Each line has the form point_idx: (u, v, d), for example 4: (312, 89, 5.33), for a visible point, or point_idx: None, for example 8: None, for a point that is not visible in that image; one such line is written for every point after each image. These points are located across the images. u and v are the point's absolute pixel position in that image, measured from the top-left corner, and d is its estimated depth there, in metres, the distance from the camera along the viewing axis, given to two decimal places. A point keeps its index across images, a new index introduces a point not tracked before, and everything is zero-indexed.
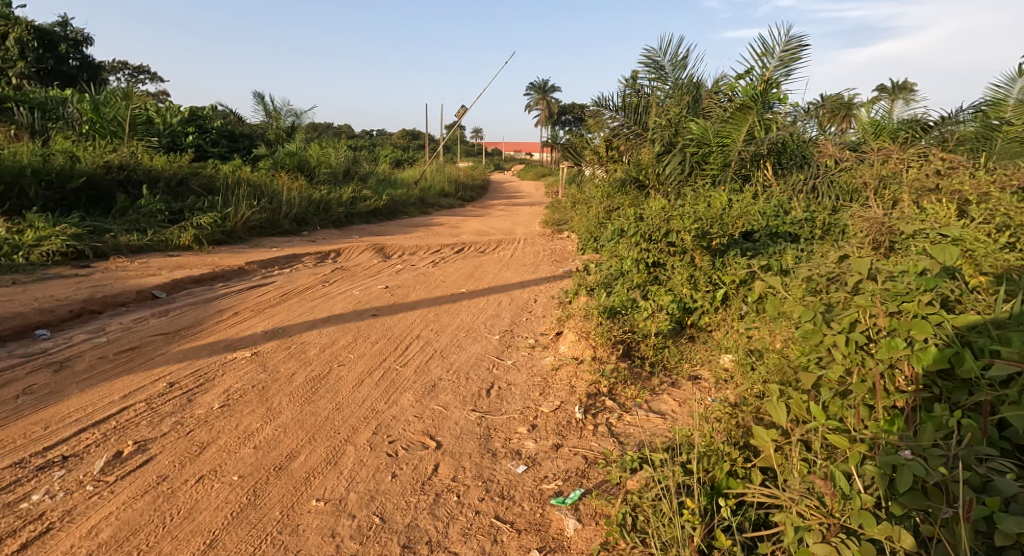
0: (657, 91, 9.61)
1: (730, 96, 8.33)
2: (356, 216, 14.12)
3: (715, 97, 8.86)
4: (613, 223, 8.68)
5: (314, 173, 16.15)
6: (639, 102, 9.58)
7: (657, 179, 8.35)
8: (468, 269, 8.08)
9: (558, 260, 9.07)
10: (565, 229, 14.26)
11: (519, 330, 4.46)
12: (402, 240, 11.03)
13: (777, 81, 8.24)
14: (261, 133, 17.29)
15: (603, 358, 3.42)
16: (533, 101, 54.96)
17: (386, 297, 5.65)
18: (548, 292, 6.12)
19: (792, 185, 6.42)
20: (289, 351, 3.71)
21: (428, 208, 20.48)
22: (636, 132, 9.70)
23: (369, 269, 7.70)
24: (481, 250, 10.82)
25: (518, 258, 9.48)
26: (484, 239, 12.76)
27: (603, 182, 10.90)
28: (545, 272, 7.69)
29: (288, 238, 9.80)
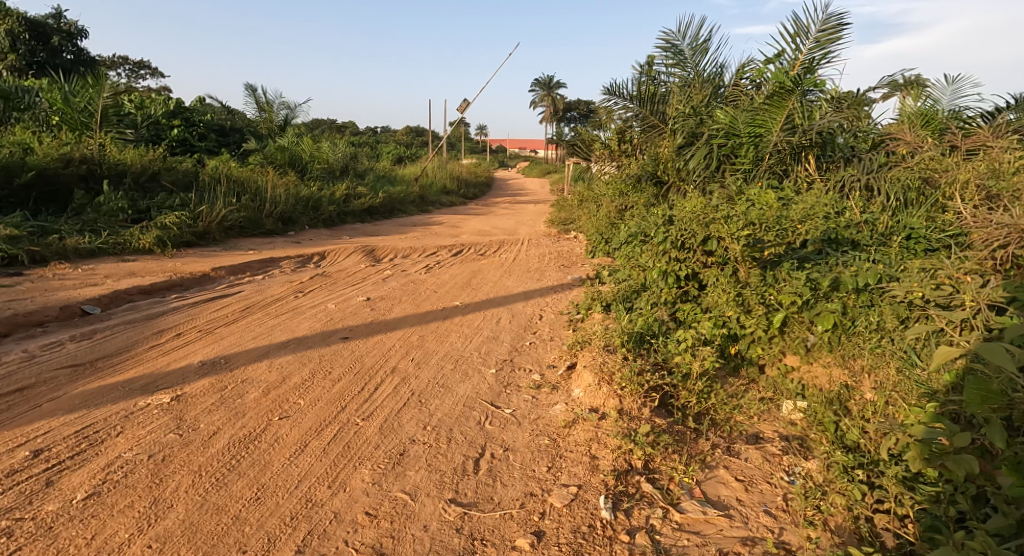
0: (675, 77, 8.79)
1: (757, 84, 7.60)
2: (349, 215, 13.31)
3: (741, 83, 8.01)
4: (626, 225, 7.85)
5: (306, 168, 15.37)
6: (656, 90, 8.72)
7: (677, 177, 7.50)
8: (465, 275, 7.24)
9: (565, 264, 8.21)
10: (573, 228, 13.44)
11: (521, 362, 3.61)
12: (397, 241, 10.21)
13: (812, 65, 7.42)
14: (253, 128, 16.49)
15: (633, 413, 2.58)
16: (538, 97, 53.98)
17: (365, 313, 4.78)
18: (555, 307, 5.25)
19: (838, 182, 5.59)
20: (222, 394, 2.85)
21: (428, 207, 19.63)
22: (652, 123, 8.89)
23: (353, 276, 6.87)
24: (481, 252, 9.97)
25: (522, 261, 8.65)
26: (486, 240, 11.96)
27: (615, 180, 10.04)
28: (551, 280, 6.84)
29: (270, 239, 9.00)
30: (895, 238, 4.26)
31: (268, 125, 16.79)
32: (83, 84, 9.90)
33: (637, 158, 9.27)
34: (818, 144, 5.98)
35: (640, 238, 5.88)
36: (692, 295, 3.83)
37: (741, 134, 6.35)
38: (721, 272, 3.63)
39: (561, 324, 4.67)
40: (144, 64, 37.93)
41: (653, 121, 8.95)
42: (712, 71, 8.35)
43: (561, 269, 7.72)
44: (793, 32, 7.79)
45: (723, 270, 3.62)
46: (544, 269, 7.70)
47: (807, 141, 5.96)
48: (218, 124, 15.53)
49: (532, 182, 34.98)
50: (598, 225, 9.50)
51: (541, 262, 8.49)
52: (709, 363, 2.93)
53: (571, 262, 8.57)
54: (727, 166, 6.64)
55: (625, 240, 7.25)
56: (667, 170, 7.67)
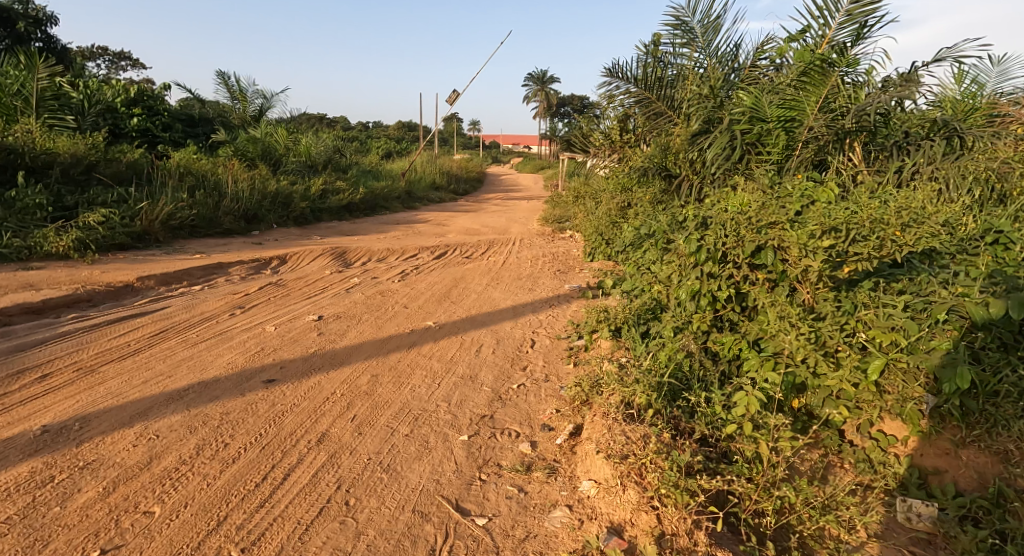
0: (682, 58, 7.81)
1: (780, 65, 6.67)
2: (325, 212, 12.26)
3: (759, 66, 7.10)
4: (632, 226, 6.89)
5: (281, 162, 14.36)
6: (662, 73, 7.77)
7: (691, 170, 6.52)
8: (445, 283, 6.23)
9: (561, 270, 7.21)
10: (568, 227, 12.48)
11: (504, 420, 2.62)
12: (374, 241, 9.21)
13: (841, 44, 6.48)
14: (225, 118, 15.49)
15: (680, 546, 1.69)
16: (531, 91, 52.90)
17: (309, 340, 3.76)
18: (552, 329, 4.24)
19: (894, 175, 4.60)
20: (37, 495, 1.85)
21: (415, 203, 18.57)
22: (656, 111, 7.96)
23: (311, 287, 5.85)
24: (467, 255, 8.94)
25: (513, 266, 7.70)
26: (474, 240, 10.98)
27: (616, 174, 9.06)
28: (545, 289, 5.85)
29: (226, 240, 7.98)
30: (991, 246, 3.28)
31: (242, 116, 15.78)
32: (18, 65, 8.89)
33: (641, 150, 8.32)
34: (869, 128, 4.97)
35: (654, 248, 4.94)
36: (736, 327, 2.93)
37: (768, 119, 5.34)
38: (778, 295, 2.71)
39: (559, 354, 3.67)
40: (128, 56, 36.76)
41: (659, 109, 7.99)
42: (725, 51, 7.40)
43: (557, 276, 6.73)
44: (820, 5, 6.83)
45: (782, 293, 2.70)
46: (537, 275, 6.71)
47: (856, 124, 4.95)
48: (187, 114, 14.53)
49: (526, 178, 33.95)
50: (598, 225, 8.54)
51: (534, 268, 7.49)
52: (786, 441, 2.02)
53: (568, 267, 7.58)
54: (753, 157, 5.66)
55: (632, 244, 6.28)
56: (679, 161, 6.68)
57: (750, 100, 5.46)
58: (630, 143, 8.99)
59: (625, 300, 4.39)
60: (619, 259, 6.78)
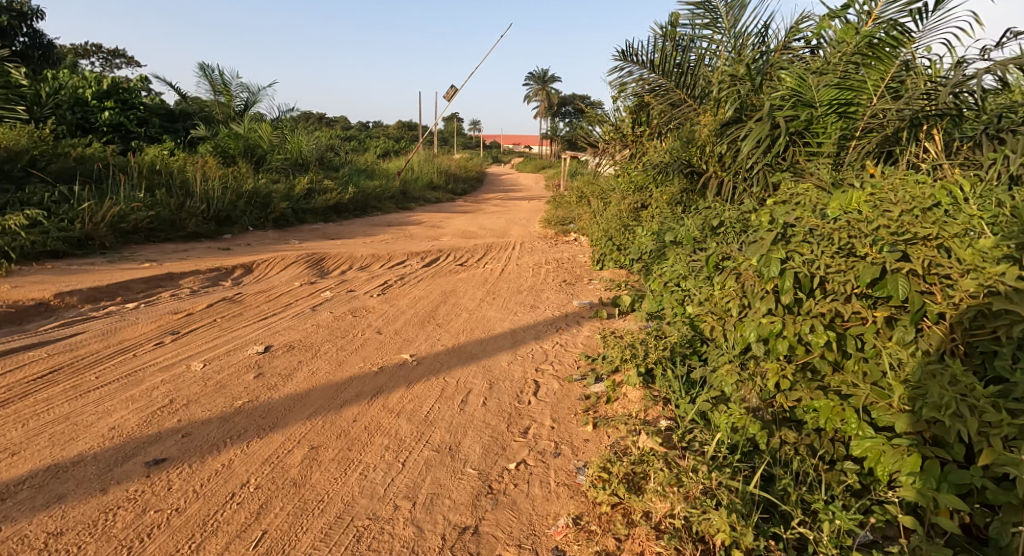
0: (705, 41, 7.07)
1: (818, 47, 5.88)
2: (310, 214, 11.38)
3: (790, 49, 6.33)
4: (649, 233, 6.04)
5: (265, 159, 13.54)
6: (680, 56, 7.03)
7: (719, 167, 5.65)
8: (431, 298, 5.33)
9: (567, 281, 6.33)
10: (572, 230, 11.58)
11: (494, 540, 1.73)
12: (357, 247, 8.34)
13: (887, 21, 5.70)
14: (207, 113, 14.76)
15: None
16: (533, 90, 52.13)
17: (241, 386, 2.83)
18: (561, 365, 3.34)
19: (991, 168, 3.64)
20: None
21: (410, 203, 17.72)
22: (675, 98, 7.21)
23: (272, 303, 4.94)
24: (462, 262, 8.05)
25: (511, 275, 6.81)
26: (470, 245, 10.09)
27: (627, 172, 8.19)
28: (549, 306, 4.97)
29: (188, 245, 7.13)
30: None
31: (225, 111, 14.99)
32: None
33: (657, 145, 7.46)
34: (955, 110, 4.03)
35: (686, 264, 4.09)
36: (823, 382, 2.11)
37: (818, 103, 4.56)
38: (901, 341, 1.96)
39: (573, 405, 2.76)
40: (122, 54, 36.14)
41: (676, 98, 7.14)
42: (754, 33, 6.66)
43: (562, 288, 5.84)
44: None
45: (908, 338, 1.95)
46: (539, 288, 5.83)
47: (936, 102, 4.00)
48: (165, 108, 13.76)
49: (527, 178, 33.12)
50: (609, 229, 7.67)
51: (535, 278, 6.61)
52: None
53: (574, 277, 6.70)
54: (798, 149, 4.78)
55: (652, 254, 5.40)
56: (705, 157, 5.83)
57: (796, 82, 4.70)
58: (643, 138, 8.12)
59: (653, 329, 3.50)
60: (636, 271, 5.89)
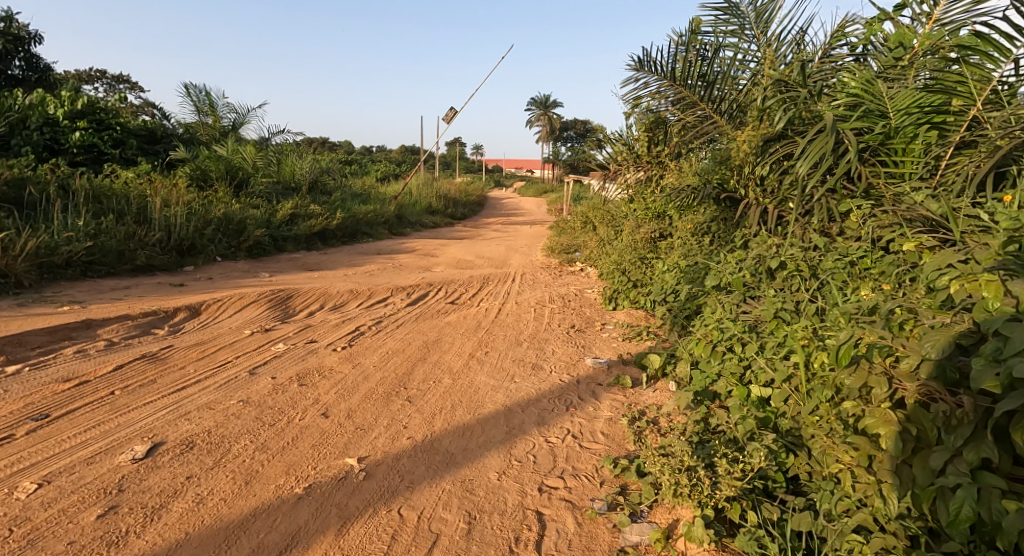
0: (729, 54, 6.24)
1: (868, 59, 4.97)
2: (292, 242, 10.46)
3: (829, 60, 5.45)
4: (679, 273, 5.08)
5: (248, 182, 12.67)
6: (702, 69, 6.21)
7: (762, 192, 4.72)
8: (410, 352, 4.32)
9: (575, 327, 5.32)
10: (577, 261, 10.60)
11: None
12: (336, 283, 7.39)
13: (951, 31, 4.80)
14: (191, 133, 14.01)
15: None
16: (535, 114, 51.86)
17: (65, 540, 1.77)
18: (577, 480, 2.32)
19: None
20: None
21: (405, 229, 16.84)
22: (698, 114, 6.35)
23: (204, 360, 3.90)
24: (453, 300, 7.07)
25: (508, 318, 5.83)
26: (465, 277, 9.13)
27: (642, 197, 7.27)
28: (554, 368, 3.96)
29: (135, 281, 6.16)
30: None
31: (210, 131, 14.22)
32: None
33: (676, 169, 6.58)
34: None
35: (749, 324, 3.14)
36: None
37: (892, 112, 3.70)
38: None
39: None
40: (122, 79, 35.84)
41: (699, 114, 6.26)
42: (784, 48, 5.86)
43: (569, 339, 4.85)
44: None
45: None
46: (542, 339, 4.83)
47: None
48: (145, 129, 13.00)
49: (529, 203, 32.30)
50: (622, 261, 6.71)
51: (538, 322, 5.61)
52: None
53: (582, 321, 5.70)
54: (869, 170, 3.82)
55: (682, 299, 4.44)
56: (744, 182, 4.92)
57: (862, 87, 3.87)
58: (660, 159, 7.22)
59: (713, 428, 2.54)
60: (663, 320, 4.91)
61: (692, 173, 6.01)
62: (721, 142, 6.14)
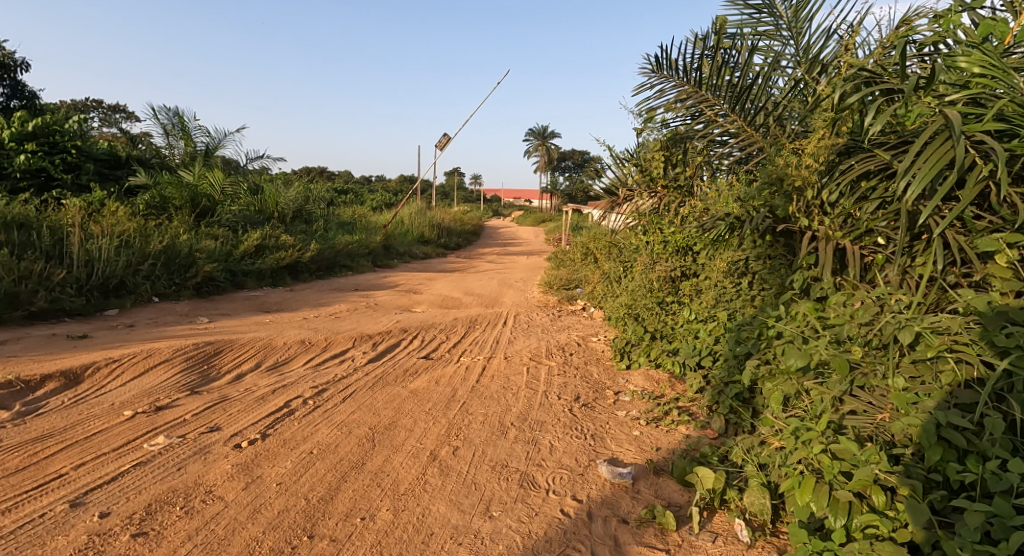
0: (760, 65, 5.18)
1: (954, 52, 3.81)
2: (254, 278, 9.24)
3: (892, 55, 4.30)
4: (727, 331, 3.85)
5: (214, 210, 11.50)
6: (732, 82, 5.18)
7: (836, 224, 3.52)
8: (346, 450, 3.03)
9: (581, 400, 4.07)
10: (577, 300, 9.36)
11: None
12: (288, 331, 6.12)
13: None
14: (159, 158, 12.91)
15: None
16: (534, 144, 51.43)
17: None
18: None
19: None
20: None
21: (391, 261, 15.62)
22: (736, 138, 5.36)
23: (20, 475, 2.57)
24: (429, 353, 5.81)
25: (495, 383, 4.56)
26: (449, 320, 7.87)
27: (657, 229, 6.09)
28: (553, 484, 2.67)
29: (21, 333, 4.89)
30: None
31: (180, 156, 13.13)
32: None
33: (702, 199, 5.47)
34: None
35: (886, 455, 1.97)
36: None
37: None
38: None
39: None
40: (118, 109, 35.24)
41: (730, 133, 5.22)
42: (832, 56, 4.79)
43: (573, 422, 3.58)
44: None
45: None
46: (536, 424, 3.54)
47: None
48: (106, 153, 11.87)
49: (527, 232, 31.22)
50: (635, 306, 5.58)
51: (530, 390, 4.33)
52: None
53: (589, 389, 4.44)
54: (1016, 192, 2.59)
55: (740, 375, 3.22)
56: (808, 210, 3.72)
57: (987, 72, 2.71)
58: (679, 184, 6.04)
59: None
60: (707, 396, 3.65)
61: (728, 200, 4.83)
62: (755, 168, 5.05)
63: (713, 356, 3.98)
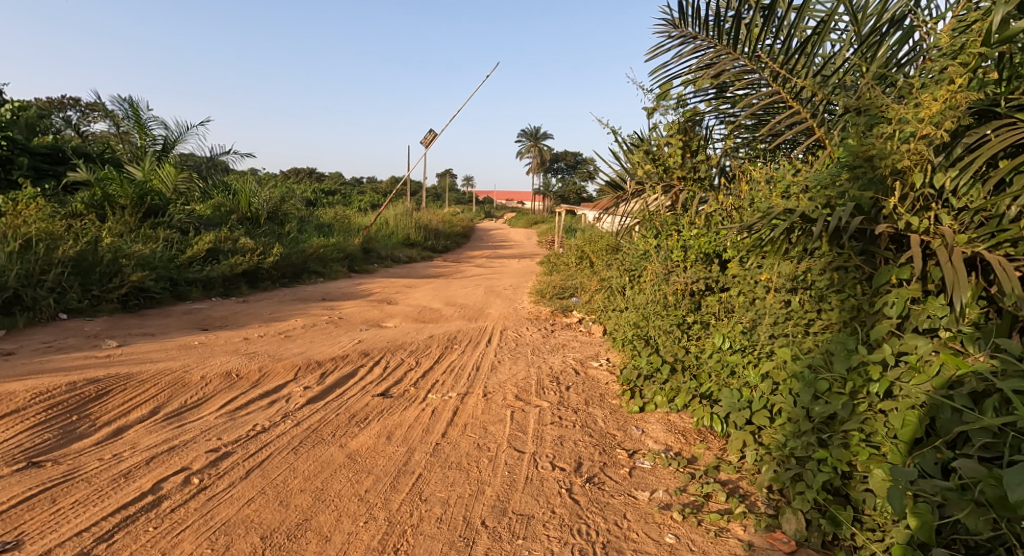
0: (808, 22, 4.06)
1: None
2: (200, 288, 8.02)
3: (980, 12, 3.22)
4: (792, 378, 2.70)
5: (162, 210, 10.16)
6: (774, 46, 4.06)
7: (964, 224, 2.40)
8: None
9: (584, 471, 2.92)
10: (572, 312, 8.22)
11: None
12: (213, 359, 4.89)
13: None
14: (107, 153, 11.66)
15: None
16: (526, 145, 50.30)
17: None
18: None
19: None
20: None
21: (371, 266, 14.39)
22: (773, 116, 4.34)
23: None
24: (389, 387, 4.64)
25: (468, 438, 3.42)
26: (422, 338, 6.67)
27: (672, 230, 5.01)
28: None
29: None
30: None
31: (130, 150, 11.88)
32: None
33: (729, 199, 4.45)
34: None
35: None
36: None
37: None
38: None
39: None
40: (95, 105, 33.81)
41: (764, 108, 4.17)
42: (907, 11, 3.66)
43: (576, 519, 2.46)
44: None
45: None
46: (522, 526, 2.39)
47: None
48: (46, 146, 10.57)
49: (520, 234, 30.04)
50: (648, 325, 4.57)
51: (514, 451, 3.18)
52: None
53: (593, 446, 3.31)
54: None
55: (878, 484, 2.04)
56: (912, 205, 2.58)
57: None
58: (699, 175, 5.00)
59: None
60: (773, 476, 2.51)
61: (784, 194, 3.68)
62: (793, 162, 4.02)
63: (770, 411, 2.85)
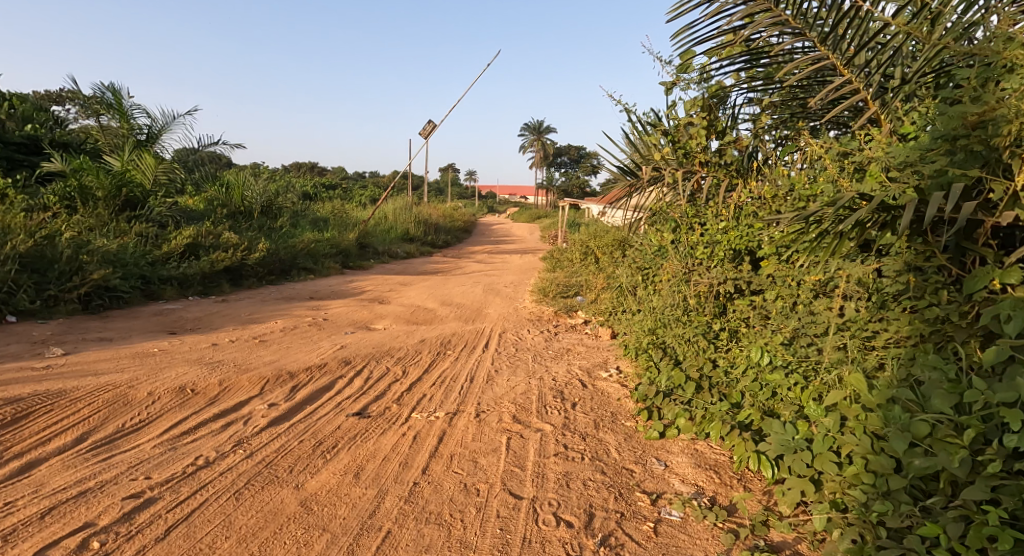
0: None
1: None
2: (176, 286, 7.42)
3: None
4: (872, 414, 2.08)
5: (141, 203, 9.53)
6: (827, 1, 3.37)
7: None
8: None
9: (599, 530, 2.30)
10: (577, 313, 7.57)
11: None
12: (168, 370, 4.27)
13: None
14: (88, 144, 11.11)
15: None
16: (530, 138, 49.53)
17: None
18: None
19: None
20: None
21: (367, 262, 13.78)
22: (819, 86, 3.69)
23: None
24: (369, 404, 4.02)
25: (455, 475, 2.81)
26: (412, 343, 6.04)
27: (693, 223, 4.37)
28: None
29: None
30: None
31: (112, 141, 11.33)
32: None
33: (763, 188, 3.82)
34: None
35: None
36: None
37: None
38: None
39: None
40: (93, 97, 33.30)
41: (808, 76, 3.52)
42: None
43: None
44: None
45: None
46: None
47: None
48: (21, 135, 9.92)
49: (523, 229, 29.35)
50: (668, 334, 3.95)
51: (511, 499, 2.56)
52: None
53: (608, 488, 2.69)
54: None
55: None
56: None
57: None
58: (725, 160, 4.37)
59: None
60: (850, 549, 1.89)
61: (840, 179, 3.03)
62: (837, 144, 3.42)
63: (840, 455, 2.21)
